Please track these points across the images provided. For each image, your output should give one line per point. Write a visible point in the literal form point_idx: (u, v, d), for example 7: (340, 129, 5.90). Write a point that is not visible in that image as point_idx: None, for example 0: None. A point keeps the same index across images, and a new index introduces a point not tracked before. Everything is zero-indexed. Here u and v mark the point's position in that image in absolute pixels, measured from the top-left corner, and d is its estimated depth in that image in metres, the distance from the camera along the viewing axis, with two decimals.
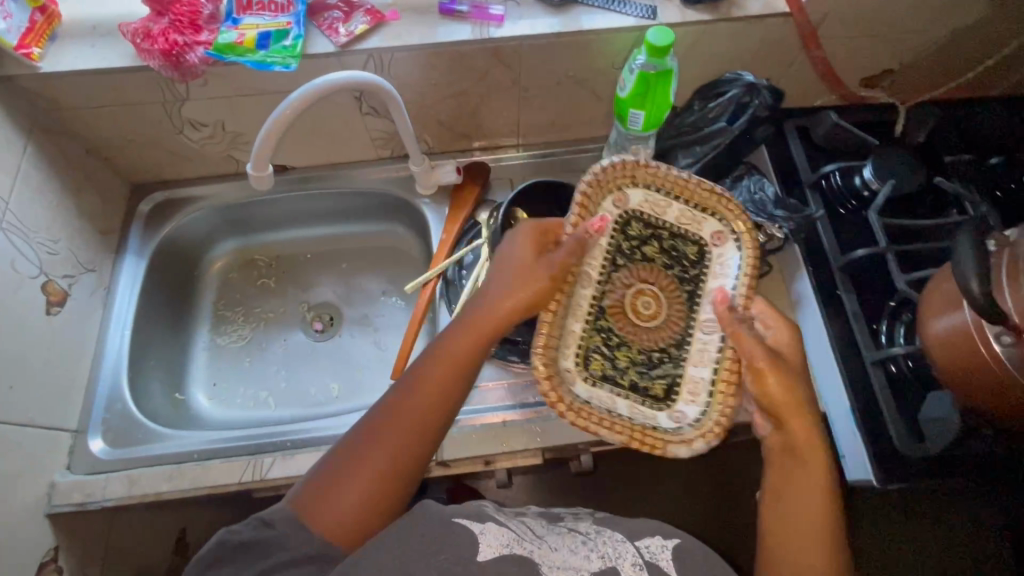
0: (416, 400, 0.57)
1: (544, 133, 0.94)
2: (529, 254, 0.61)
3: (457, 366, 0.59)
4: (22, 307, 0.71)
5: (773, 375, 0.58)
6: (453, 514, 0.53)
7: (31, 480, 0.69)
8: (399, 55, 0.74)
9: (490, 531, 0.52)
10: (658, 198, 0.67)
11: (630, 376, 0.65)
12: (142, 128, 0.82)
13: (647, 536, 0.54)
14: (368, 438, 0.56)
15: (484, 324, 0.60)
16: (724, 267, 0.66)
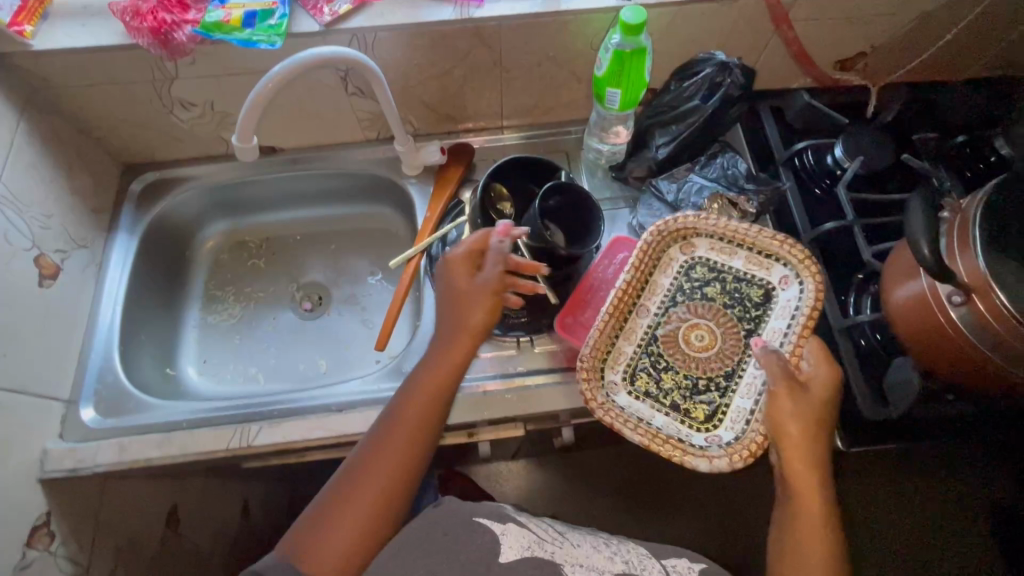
0: (395, 436, 0.65)
1: (527, 115, 0.96)
2: (465, 281, 0.70)
3: (429, 398, 0.68)
4: (16, 278, 0.73)
5: (785, 400, 0.59)
6: (478, 514, 0.57)
7: (23, 445, 0.71)
8: (383, 35, 0.77)
9: (512, 532, 0.56)
10: (725, 246, 0.72)
11: (673, 396, 0.68)
12: (133, 107, 0.84)
13: (672, 556, 0.59)
14: (352, 482, 0.63)
15: (449, 354, 0.69)
16: (788, 310, 0.68)
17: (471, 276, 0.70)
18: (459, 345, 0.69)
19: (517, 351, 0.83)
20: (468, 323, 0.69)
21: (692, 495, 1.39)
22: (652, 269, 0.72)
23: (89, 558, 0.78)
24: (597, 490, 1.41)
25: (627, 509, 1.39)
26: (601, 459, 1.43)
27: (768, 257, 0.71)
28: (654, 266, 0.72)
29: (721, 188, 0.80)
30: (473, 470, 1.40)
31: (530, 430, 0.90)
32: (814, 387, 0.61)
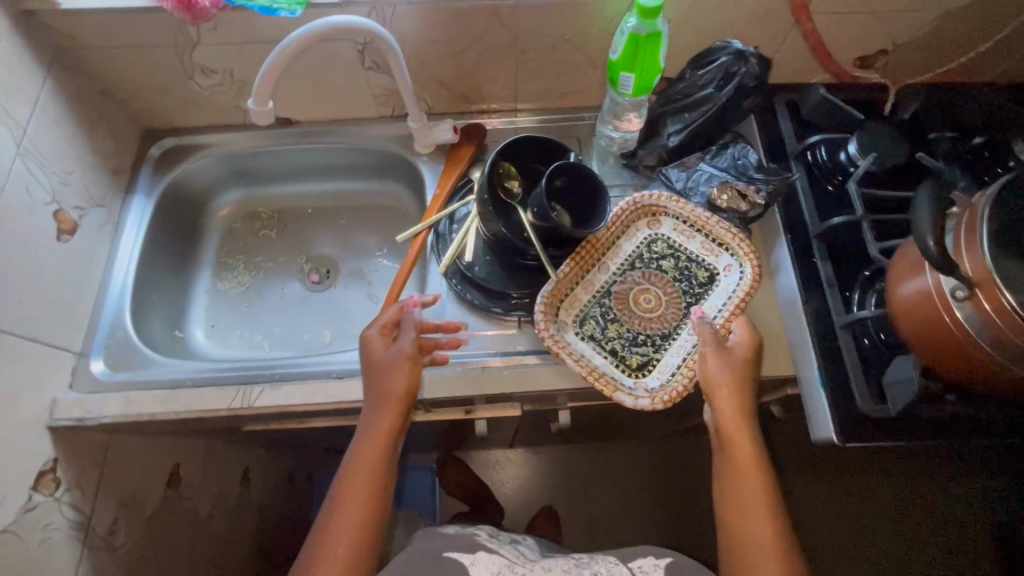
0: (354, 486, 0.68)
1: (541, 99, 0.96)
2: (380, 353, 0.74)
3: (379, 442, 0.70)
4: (35, 231, 0.75)
5: (713, 358, 0.67)
6: (450, 550, 0.77)
7: (36, 391, 0.74)
8: (401, 9, 0.77)
9: (479, 559, 0.76)
10: (685, 230, 0.80)
11: (614, 344, 0.73)
12: (155, 72, 0.86)
13: (643, 559, 0.74)
14: (326, 530, 0.67)
15: (382, 414, 0.71)
16: (726, 290, 0.76)
17: (387, 347, 0.75)
18: (387, 412, 0.71)
19: (517, 331, 0.83)
20: (391, 388, 0.72)
21: (688, 493, 1.39)
22: (617, 237, 0.79)
23: (93, 507, 0.81)
24: (593, 482, 1.41)
25: (623, 503, 1.39)
26: (599, 451, 1.43)
27: (720, 246, 0.79)
28: (619, 235, 0.79)
29: (731, 178, 0.81)
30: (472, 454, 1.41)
31: (528, 411, 0.91)
32: (739, 351, 0.69)
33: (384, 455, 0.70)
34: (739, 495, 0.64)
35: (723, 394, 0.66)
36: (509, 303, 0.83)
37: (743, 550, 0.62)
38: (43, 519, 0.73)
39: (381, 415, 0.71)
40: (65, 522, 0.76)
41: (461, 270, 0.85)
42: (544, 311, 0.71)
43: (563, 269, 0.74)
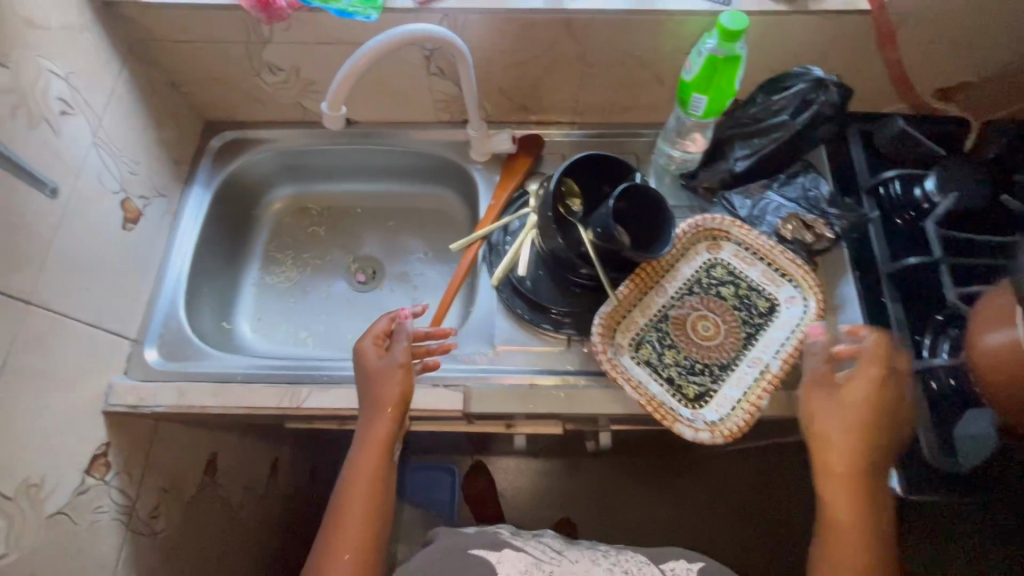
0: (356, 492, 0.70)
1: (602, 114, 0.95)
2: (373, 364, 0.73)
3: (376, 449, 0.71)
4: (104, 219, 0.76)
5: (815, 388, 0.65)
6: (472, 547, 0.69)
7: (93, 376, 0.75)
8: (473, 18, 0.77)
9: (507, 558, 0.68)
10: (747, 256, 0.77)
11: (670, 371, 0.71)
12: (225, 67, 0.87)
13: (672, 560, 0.68)
14: (330, 536, 0.68)
15: (376, 426, 0.71)
16: (788, 322, 0.73)
17: (380, 356, 0.74)
18: (383, 417, 0.71)
19: (566, 350, 0.82)
20: (384, 399, 0.71)
21: (714, 519, 1.36)
22: (676, 259, 0.76)
23: (136, 492, 0.82)
24: (617, 501, 1.39)
25: (647, 524, 1.36)
26: (624, 470, 1.41)
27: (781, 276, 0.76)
28: (679, 257, 0.77)
29: (801, 210, 0.79)
30: (493, 460, 1.40)
31: (568, 430, 0.89)
32: (860, 380, 0.63)
33: (380, 462, 0.71)
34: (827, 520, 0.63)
35: (832, 440, 0.63)
36: (558, 320, 0.82)
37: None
38: (93, 502, 0.74)
39: (375, 427, 0.71)
40: (111, 506, 0.78)
41: (513, 283, 0.84)
42: (601, 332, 0.70)
43: (625, 286, 0.73)
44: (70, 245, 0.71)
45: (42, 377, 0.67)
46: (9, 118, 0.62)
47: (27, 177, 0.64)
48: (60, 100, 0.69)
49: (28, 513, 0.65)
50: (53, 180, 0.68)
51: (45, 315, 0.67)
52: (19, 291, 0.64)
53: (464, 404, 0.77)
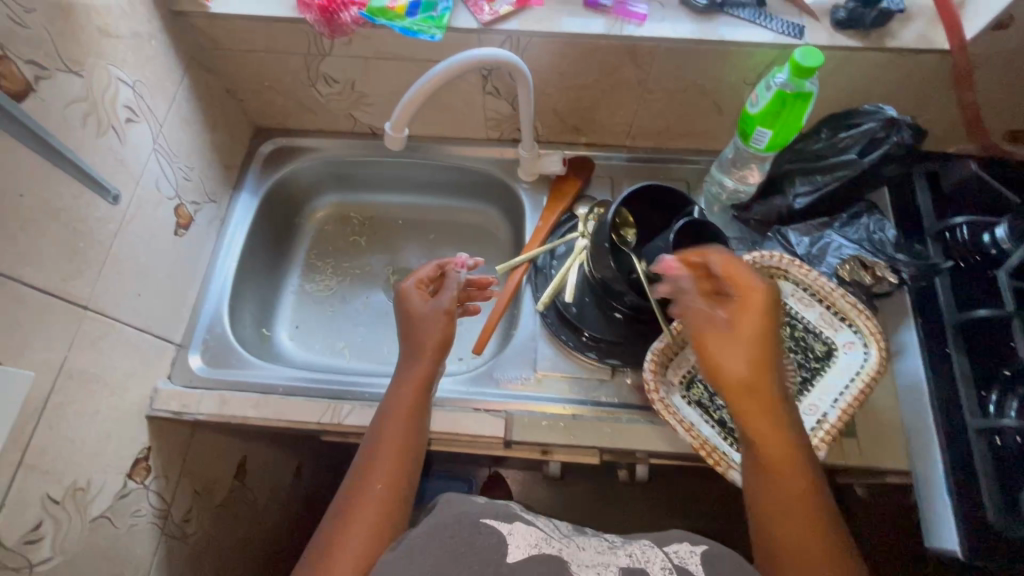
0: (389, 433, 0.67)
1: (654, 139, 0.93)
2: (418, 306, 0.75)
3: (412, 394, 0.71)
4: (158, 224, 0.77)
5: (712, 328, 0.56)
6: (480, 514, 0.52)
7: (139, 381, 0.75)
8: (536, 41, 0.75)
9: (519, 530, 0.51)
10: (806, 296, 0.74)
11: (722, 413, 0.69)
12: (282, 76, 0.87)
13: (675, 542, 0.52)
14: (354, 490, 0.63)
15: (413, 370, 0.73)
16: (849, 368, 0.70)
17: (425, 300, 0.77)
18: (420, 362, 0.73)
19: (610, 380, 0.81)
20: (428, 344, 0.73)
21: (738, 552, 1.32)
22: None
23: (171, 496, 0.83)
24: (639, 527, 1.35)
25: None
26: (647, 495, 1.38)
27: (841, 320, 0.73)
28: None
29: (864, 252, 0.75)
30: (513, 475, 1.38)
31: (604, 460, 0.87)
32: (747, 300, 0.56)
33: (417, 406, 0.71)
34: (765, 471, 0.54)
35: (749, 384, 0.54)
36: (603, 350, 0.81)
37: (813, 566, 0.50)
38: (132, 506, 0.75)
39: (415, 369, 0.73)
40: (148, 510, 0.78)
41: (560, 310, 0.83)
42: (653, 369, 0.68)
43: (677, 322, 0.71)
44: (126, 251, 0.71)
45: (93, 382, 0.67)
46: (79, 126, 0.62)
47: (90, 182, 0.64)
48: (126, 107, 0.70)
49: (73, 517, 0.65)
50: (116, 187, 0.68)
51: (100, 321, 0.68)
52: (79, 297, 0.64)
53: (505, 432, 0.76)
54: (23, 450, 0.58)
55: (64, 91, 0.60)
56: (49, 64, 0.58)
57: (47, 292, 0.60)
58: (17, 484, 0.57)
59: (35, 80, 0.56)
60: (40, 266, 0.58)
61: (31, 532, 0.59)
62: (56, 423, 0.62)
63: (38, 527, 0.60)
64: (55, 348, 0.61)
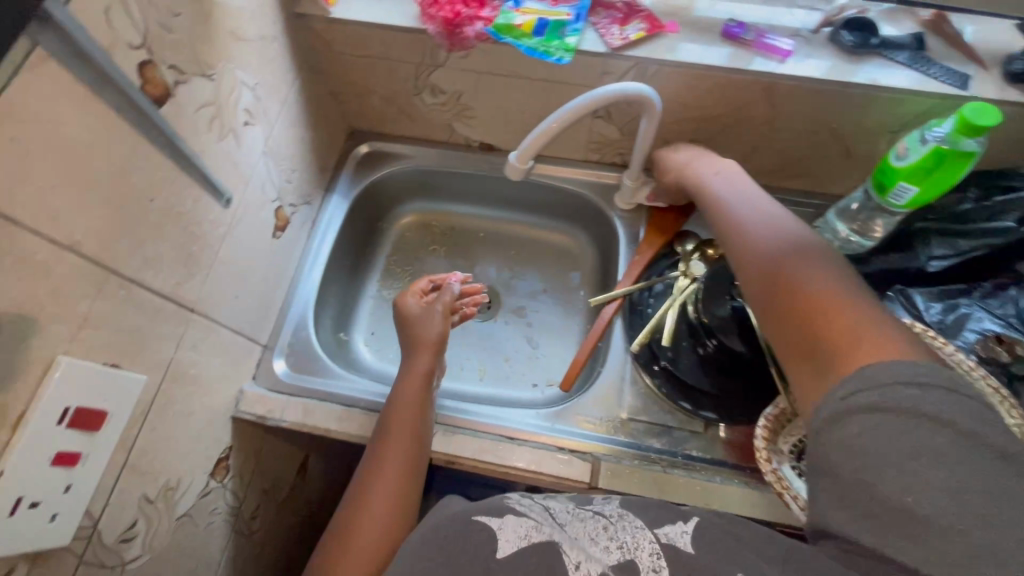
0: (391, 445, 0.68)
1: (767, 177, 0.87)
2: (410, 306, 0.81)
3: (415, 407, 0.71)
4: (260, 226, 0.77)
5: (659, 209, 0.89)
6: (472, 513, 0.50)
7: (229, 382, 0.75)
8: (666, 70, 0.71)
9: (510, 524, 0.48)
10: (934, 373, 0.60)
11: None
12: (389, 83, 0.86)
13: (667, 523, 0.47)
14: (363, 486, 0.66)
15: (416, 364, 0.76)
16: None
17: (421, 307, 0.81)
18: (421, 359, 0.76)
19: (703, 434, 0.76)
20: (423, 342, 0.77)
21: None
22: None
23: (243, 494, 0.83)
24: None
25: None
26: None
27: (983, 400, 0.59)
28: None
29: (1012, 329, 0.64)
30: None
31: None
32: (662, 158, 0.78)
33: (422, 418, 0.71)
34: (725, 239, 0.59)
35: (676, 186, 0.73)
36: (701, 402, 0.77)
37: (775, 268, 0.51)
38: (211, 505, 0.75)
39: (416, 363, 0.76)
40: (224, 508, 0.79)
41: (657, 355, 0.79)
42: (765, 436, 0.64)
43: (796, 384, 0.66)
44: (231, 254, 0.71)
45: (192, 383, 0.67)
46: (206, 130, 0.62)
47: (208, 186, 0.64)
48: (246, 111, 0.69)
49: (163, 516, 0.66)
50: (229, 190, 0.68)
51: (203, 323, 0.68)
52: (188, 299, 0.64)
53: (590, 478, 0.72)
54: (128, 451, 0.58)
55: (197, 96, 0.60)
56: (188, 67, 0.58)
57: (163, 296, 0.60)
58: (120, 484, 0.58)
59: (174, 85, 0.56)
60: (159, 269, 0.58)
61: (127, 531, 0.60)
62: (157, 425, 0.62)
63: (133, 525, 0.60)
64: (164, 350, 0.61)
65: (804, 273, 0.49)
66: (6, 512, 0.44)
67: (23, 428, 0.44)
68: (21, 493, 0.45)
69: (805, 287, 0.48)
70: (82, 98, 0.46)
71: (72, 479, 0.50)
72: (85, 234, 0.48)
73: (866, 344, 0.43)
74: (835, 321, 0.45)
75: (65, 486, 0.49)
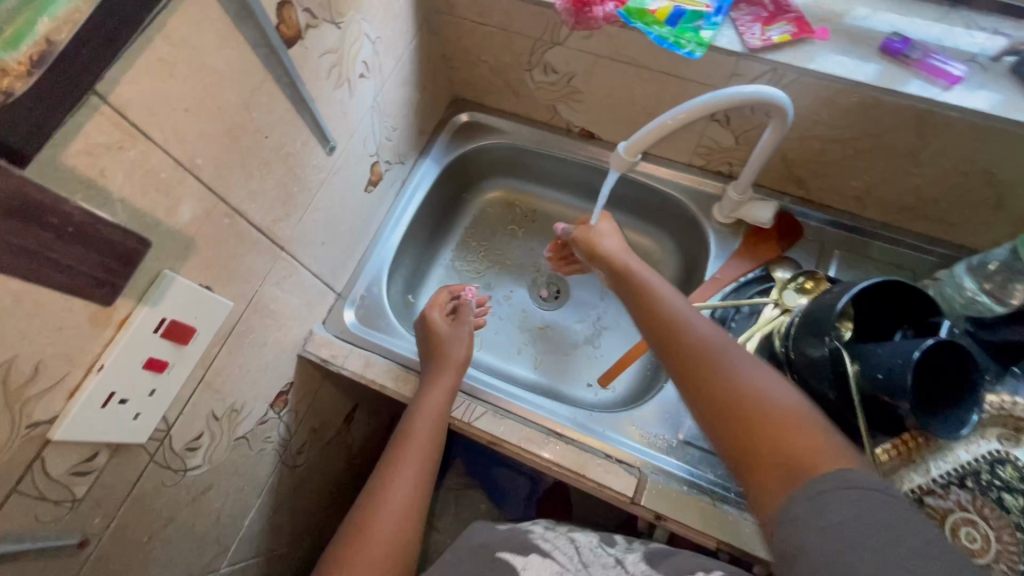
0: (409, 453, 0.69)
1: (892, 214, 0.78)
2: (442, 328, 0.79)
3: (433, 421, 0.71)
4: (355, 178, 0.78)
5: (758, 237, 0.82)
6: (498, 548, 0.51)
7: (302, 322, 0.78)
8: (805, 80, 0.64)
9: (534, 565, 0.49)
10: None
11: None
12: (502, 55, 0.84)
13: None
14: (379, 485, 0.67)
15: (440, 376, 0.74)
16: None
17: (446, 324, 0.80)
18: (445, 375, 0.74)
19: None
20: (449, 359, 0.76)
21: None
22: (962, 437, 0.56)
23: (294, 428, 0.87)
24: None
25: None
26: None
27: None
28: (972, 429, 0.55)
29: None
30: None
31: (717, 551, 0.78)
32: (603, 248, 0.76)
33: (440, 431, 0.71)
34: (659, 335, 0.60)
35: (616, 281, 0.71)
36: None
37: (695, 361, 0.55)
38: (265, 433, 0.79)
39: (441, 376, 0.74)
40: (276, 438, 0.83)
41: None
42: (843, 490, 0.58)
43: (884, 447, 0.58)
44: (325, 202, 0.73)
45: (270, 317, 0.70)
46: (325, 76, 0.63)
47: (317, 132, 0.65)
48: (363, 63, 0.70)
49: (224, 435, 0.69)
50: (334, 138, 0.69)
51: (288, 262, 0.70)
52: (280, 237, 0.66)
53: (634, 492, 0.69)
54: (206, 368, 0.61)
55: (323, 42, 0.61)
56: (320, 13, 0.58)
57: (261, 230, 0.62)
58: (193, 398, 0.61)
59: (305, 28, 0.57)
60: (261, 204, 0.60)
61: (192, 441, 0.64)
62: (234, 350, 0.65)
63: (198, 437, 0.64)
64: (252, 281, 0.64)
65: (730, 366, 0.53)
66: (99, 404, 0.48)
67: (125, 329, 0.48)
68: (113, 389, 0.48)
69: (727, 376, 0.52)
70: (223, 29, 0.47)
71: (157, 384, 0.53)
72: (205, 159, 0.50)
73: (811, 450, 0.45)
74: (779, 430, 0.48)
75: (150, 390, 0.53)
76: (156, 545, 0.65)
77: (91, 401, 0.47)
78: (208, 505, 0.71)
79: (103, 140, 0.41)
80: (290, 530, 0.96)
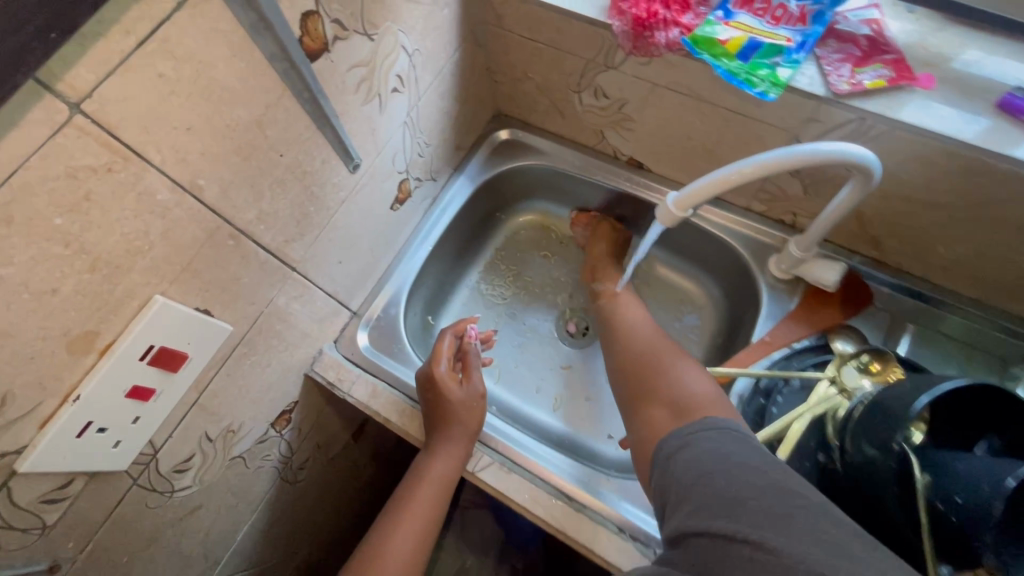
0: (407, 521, 0.65)
1: (981, 291, 0.68)
2: (454, 393, 0.70)
3: (436, 490, 0.67)
4: (381, 195, 0.74)
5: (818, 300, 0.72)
6: None
7: (312, 342, 0.74)
8: (897, 134, 0.55)
9: None
10: None
11: None
12: (550, 74, 0.77)
13: None
14: (371, 554, 0.63)
15: (450, 445, 0.68)
16: None
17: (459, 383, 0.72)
18: (455, 445, 0.68)
19: None
20: (460, 428, 0.69)
21: None
22: None
23: (296, 445, 0.84)
24: None
25: None
26: None
27: None
28: None
29: None
30: None
31: None
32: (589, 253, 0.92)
33: (442, 499, 0.67)
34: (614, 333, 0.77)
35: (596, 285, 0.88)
36: None
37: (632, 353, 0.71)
38: (264, 451, 0.76)
39: (450, 445, 0.68)
40: (275, 455, 0.79)
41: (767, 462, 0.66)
42: None
43: None
44: (345, 221, 0.69)
45: (276, 338, 0.67)
46: (353, 91, 0.58)
47: (340, 150, 0.61)
48: (397, 77, 0.65)
49: (218, 455, 0.66)
50: (359, 156, 0.65)
51: (300, 282, 0.66)
52: (292, 257, 0.62)
53: None
54: (200, 391, 0.58)
55: (352, 54, 0.56)
56: (350, 24, 0.54)
57: (269, 251, 0.58)
58: (186, 419, 0.58)
59: (333, 41, 0.52)
60: (272, 225, 0.57)
61: (182, 462, 0.61)
62: (234, 371, 0.62)
63: (188, 459, 0.61)
64: (257, 302, 0.60)
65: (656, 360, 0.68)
66: (75, 433, 0.44)
67: (108, 357, 0.44)
68: (90, 418, 0.45)
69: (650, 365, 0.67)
70: (236, 42, 0.43)
71: (141, 411, 0.50)
72: (208, 179, 0.47)
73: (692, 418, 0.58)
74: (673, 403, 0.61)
75: (133, 417, 0.49)
76: (138, 562, 0.62)
77: (63, 432, 0.43)
78: (198, 522, 0.69)
79: (88, 161, 0.37)
80: (286, 543, 0.94)
